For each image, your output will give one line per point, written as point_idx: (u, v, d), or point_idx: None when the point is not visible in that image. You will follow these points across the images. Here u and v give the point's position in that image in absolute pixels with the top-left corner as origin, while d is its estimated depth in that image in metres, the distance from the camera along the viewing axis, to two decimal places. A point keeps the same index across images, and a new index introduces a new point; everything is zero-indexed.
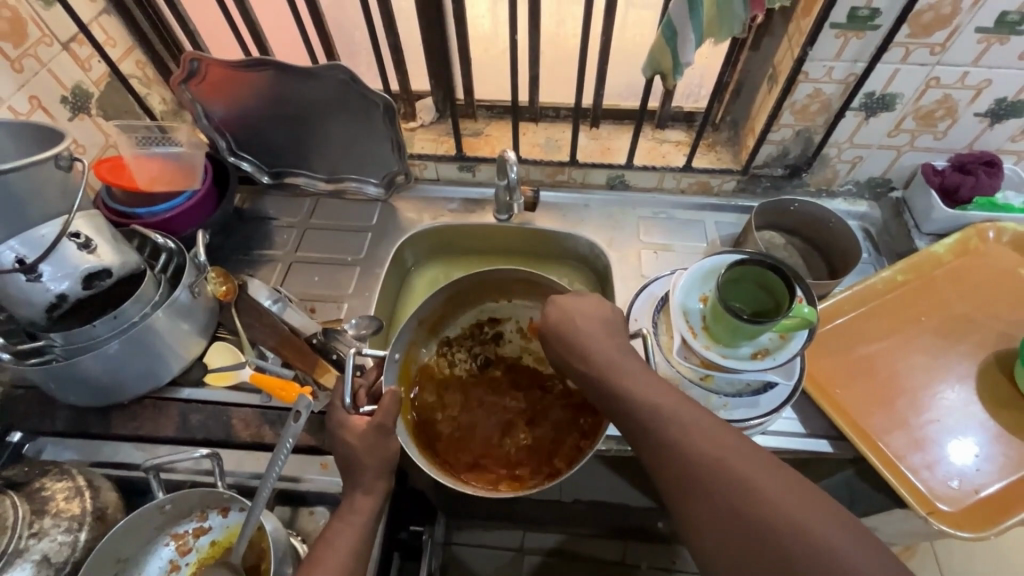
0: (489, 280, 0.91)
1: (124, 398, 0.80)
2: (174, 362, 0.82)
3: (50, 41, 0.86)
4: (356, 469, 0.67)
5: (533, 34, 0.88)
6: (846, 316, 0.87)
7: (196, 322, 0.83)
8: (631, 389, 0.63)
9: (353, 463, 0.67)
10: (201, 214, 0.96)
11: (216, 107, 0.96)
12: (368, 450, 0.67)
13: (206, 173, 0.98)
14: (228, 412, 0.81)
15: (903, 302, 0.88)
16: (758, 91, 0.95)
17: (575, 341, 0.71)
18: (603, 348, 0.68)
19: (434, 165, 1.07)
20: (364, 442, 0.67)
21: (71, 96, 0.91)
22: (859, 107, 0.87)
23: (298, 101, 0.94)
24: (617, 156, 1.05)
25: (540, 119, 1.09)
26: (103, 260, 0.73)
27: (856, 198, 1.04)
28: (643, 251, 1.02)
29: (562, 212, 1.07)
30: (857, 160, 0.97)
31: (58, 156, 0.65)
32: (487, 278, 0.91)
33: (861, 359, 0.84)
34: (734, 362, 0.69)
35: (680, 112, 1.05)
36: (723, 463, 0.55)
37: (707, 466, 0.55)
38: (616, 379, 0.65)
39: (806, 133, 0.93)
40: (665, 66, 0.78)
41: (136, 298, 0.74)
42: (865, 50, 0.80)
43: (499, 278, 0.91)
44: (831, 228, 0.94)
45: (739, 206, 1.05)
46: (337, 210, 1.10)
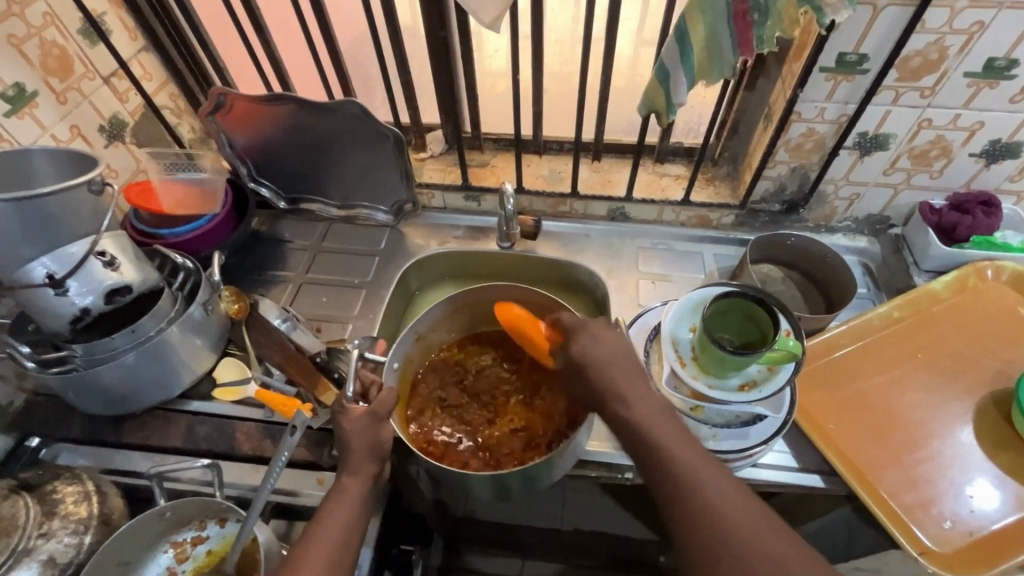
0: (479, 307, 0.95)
1: (136, 408, 0.84)
2: (185, 375, 0.87)
3: (93, 75, 0.94)
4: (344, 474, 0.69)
5: (536, 74, 0.93)
6: (844, 349, 0.87)
7: (208, 338, 0.89)
8: (669, 444, 0.63)
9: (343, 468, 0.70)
10: (219, 236, 1.03)
11: (240, 136, 1.03)
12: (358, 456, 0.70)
13: (225, 196, 1.04)
14: (232, 425, 0.84)
15: (899, 338, 0.87)
16: (754, 129, 0.98)
17: (604, 385, 0.69)
18: (635, 386, 0.68)
19: (442, 193, 1.12)
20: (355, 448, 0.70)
21: (108, 125, 0.99)
22: (852, 145, 0.89)
23: (316, 133, 1.00)
24: (616, 189, 1.09)
25: (543, 152, 1.13)
26: (125, 277, 0.78)
27: (855, 233, 1.05)
28: (641, 281, 1.04)
29: (564, 241, 1.11)
30: (855, 197, 0.99)
31: (91, 181, 0.71)
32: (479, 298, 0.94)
33: (857, 390, 0.84)
34: (721, 394, 0.70)
35: (680, 148, 1.09)
36: (751, 532, 0.56)
37: (731, 536, 0.56)
38: (657, 430, 0.64)
39: (801, 169, 0.95)
40: (659, 105, 0.81)
41: (153, 314, 0.79)
42: (855, 93, 0.82)
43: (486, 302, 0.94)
44: (828, 263, 0.95)
45: (737, 238, 1.07)
46: (348, 234, 1.15)
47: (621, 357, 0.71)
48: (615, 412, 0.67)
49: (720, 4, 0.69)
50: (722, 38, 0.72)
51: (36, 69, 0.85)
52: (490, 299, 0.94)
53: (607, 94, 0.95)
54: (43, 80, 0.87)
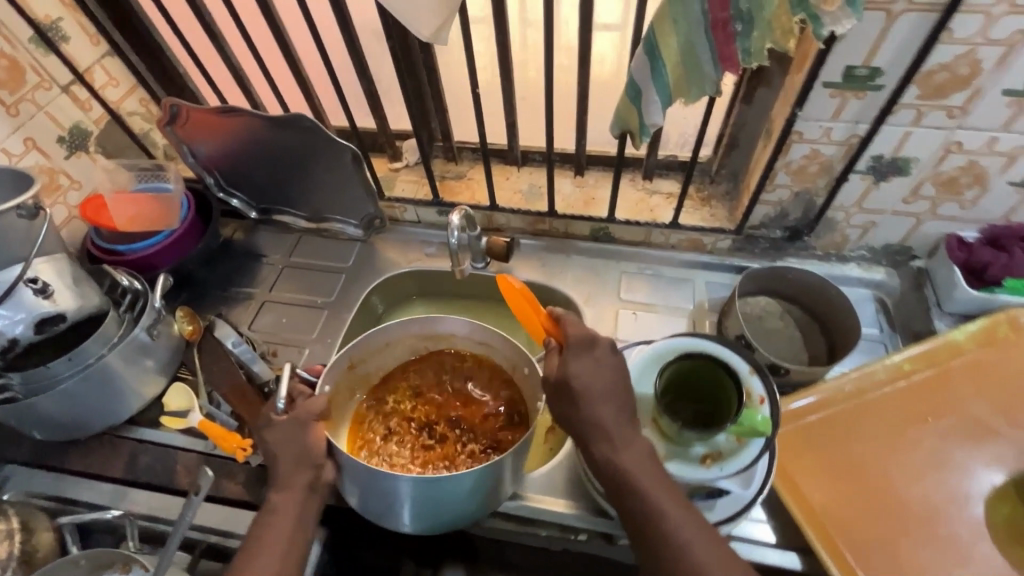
0: (409, 337, 0.82)
1: (81, 434, 0.82)
2: (132, 400, 0.84)
3: (49, 85, 0.91)
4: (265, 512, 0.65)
5: (506, 84, 0.85)
6: (841, 406, 0.76)
7: (157, 360, 0.86)
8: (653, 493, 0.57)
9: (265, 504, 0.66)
10: (180, 251, 0.99)
11: (201, 146, 0.96)
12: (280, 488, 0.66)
13: (185, 209, 1.00)
14: (173, 456, 0.81)
15: (908, 398, 0.76)
16: (754, 146, 0.87)
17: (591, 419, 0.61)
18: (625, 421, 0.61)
19: (414, 208, 1.05)
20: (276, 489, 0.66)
21: (68, 136, 0.96)
22: (865, 170, 0.77)
23: (282, 149, 0.94)
24: (599, 208, 0.99)
25: (524, 164, 1.04)
26: (59, 305, 0.75)
27: (871, 264, 0.92)
28: (621, 311, 0.95)
29: (541, 261, 1.01)
30: (869, 226, 0.86)
31: (19, 206, 0.69)
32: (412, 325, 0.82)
33: (850, 458, 0.73)
34: (677, 468, 0.62)
35: (673, 162, 0.98)
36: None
37: None
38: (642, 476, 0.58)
39: (806, 195, 0.83)
40: (632, 125, 0.71)
41: (96, 338, 0.76)
42: (868, 111, 0.70)
43: (419, 332, 0.82)
44: (832, 301, 0.84)
45: (734, 265, 0.96)
46: (318, 248, 1.10)
47: (611, 386, 0.62)
48: (597, 448, 0.60)
49: (695, 13, 0.59)
50: (699, 51, 0.62)
51: None
52: (421, 329, 0.82)
53: (585, 105, 0.85)
54: None
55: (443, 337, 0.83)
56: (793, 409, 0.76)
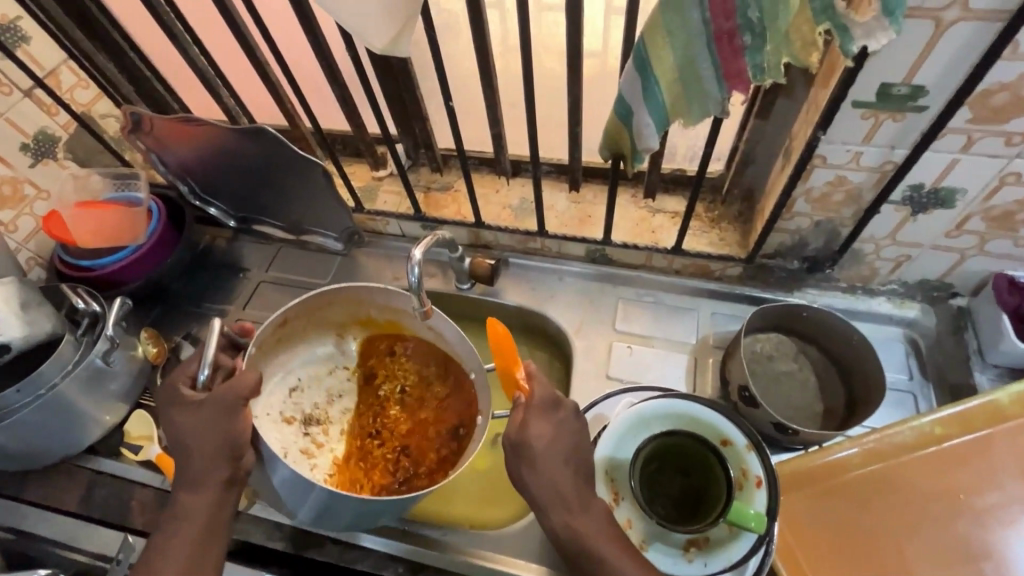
0: (360, 309, 0.79)
1: (39, 463, 0.78)
2: (93, 428, 0.80)
3: (10, 90, 0.84)
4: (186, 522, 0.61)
5: (490, 93, 0.75)
6: (856, 472, 0.68)
7: (120, 384, 0.81)
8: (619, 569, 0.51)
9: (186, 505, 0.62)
10: (146, 268, 0.92)
11: (172, 152, 0.88)
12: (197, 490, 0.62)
13: (154, 222, 0.93)
14: (131, 490, 0.78)
15: (933, 465, 0.67)
16: (772, 165, 0.76)
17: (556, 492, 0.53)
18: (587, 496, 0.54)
19: (396, 222, 0.97)
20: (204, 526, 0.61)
21: (34, 143, 0.89)
22: (900, 200, 0.66)
23: (252, 163, 0.88)
24: (596, 227, 0.89)
25: (516, 175, 0.95)
26: (3, 335, 0.71)
27: (904, 299, 0.81)
28: (616, 344, 0.85)
29: (530, 283, 0.92)
30: (903, 259, 0.75)
31: None
32: (371, 301, 0.78)
33: (860, 533, 0.65)
34: (653, 555, 0.54)
35: (680, 177, 0.87)
36: None
37: None
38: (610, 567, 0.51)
39: (828, 224, 0.73)
40: (624, 148, 0.62)
41: (53, 360, 0.72)
42: (905, 135, 0.59)
43: (374, 307, 0.79)
44: (852, 346, 0.74)
45: (744, 295, 0.86)
46: (298, 261, 1.02)
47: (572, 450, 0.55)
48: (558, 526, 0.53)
49: (696, 22, 0.49)
50: (700, 67, 0.51)
51: None
52: (380, 305, 0.78)
53: (577, 117, 0.75)
54: None
55: (395, 318, 0.79)
56: (805, 468, 0.68)
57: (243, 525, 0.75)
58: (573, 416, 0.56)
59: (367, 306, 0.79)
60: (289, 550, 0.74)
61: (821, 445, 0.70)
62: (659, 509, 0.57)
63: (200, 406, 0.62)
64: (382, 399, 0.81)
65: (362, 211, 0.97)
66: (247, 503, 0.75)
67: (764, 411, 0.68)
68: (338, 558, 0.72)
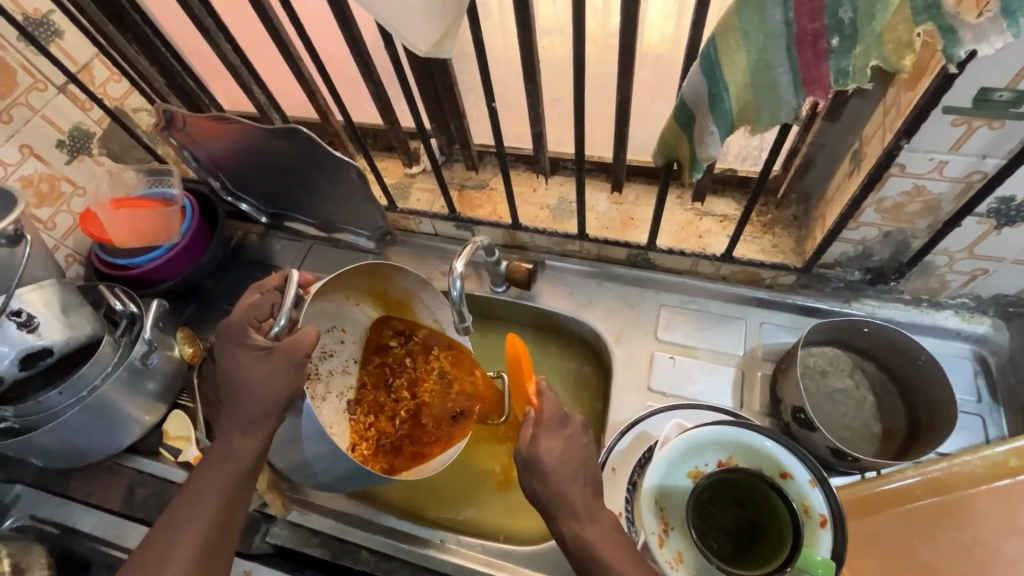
0: (382, 283, 0.77)
1: (82, 462, 0.79)
2: (133, 428, 0.80)
3: (45, 86, 0.83)
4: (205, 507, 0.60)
5: (535, 92, 0.70)
6: (918, 502, 0.64)
7: (157, 386, 0.81)
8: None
9: (197, 487, 0.61)
10: (181, 266, 0.92)
11: (203, 147, 0.86)
12: (215, 470, 0.62)
13: (188, 219, 0.92)
14: (171, 491, 0.79)
15: (1001, 499, 0.64)
16: (837, 168, 0.70)
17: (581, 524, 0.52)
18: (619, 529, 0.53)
19: (429, 221, 0.94)
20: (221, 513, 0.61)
21: (69, 139, 0.88)
22: (985, 213, 0.60)
23: (283, 160, 0.85)
24: (639, 231, 0.85)
25: (555, 173, 0.91)
26: (45, 338, 0.71)
27: (974, 313, 0.75)
28: (657, 354, 0.81)
29: (568, 286, 0.89)
30: (979, 273, 0.69)
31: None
32: (400, 282, 0.77)
33: (924, 566, 0.62)
34: None
35: (732, 177, 0.82)
36: None
37: None
38: None
39: (898, 235, 0.67)
40: (682, 155, 0.57)
41: (92, 363, 0.72)
42: (1001, 144, 0.53)
43: (396, 286, 0.78)
44: (917, 365, 0.69)
45: (798, 305, 0.81)
46: (329, 258, 1.00)
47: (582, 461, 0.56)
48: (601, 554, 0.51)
49: (776, 23, 0.44)
50: (776, 70, 0.47)
51: None
52: (406, 286, 0.78)
53: (627, 117, 0.70)
54: None
55: (413, 299, 0.79)
56: (862, 496, 0.65)
57: (279, 529, 0.75)
58: (582, 435, 0.57)
59: (390, 282, 0.77)
60: (325, 557, 0.74)
61: (879, 472, 0.66)
62: (711, 542, 0.54)
63: (268, 356, 0.63)
64: (381, 366, 0.80)
65: (395, 210, 0.94)
66: (283, 510, 0.75)
67: (820, 436, 0.65)
68: (375, 566, 0.72)
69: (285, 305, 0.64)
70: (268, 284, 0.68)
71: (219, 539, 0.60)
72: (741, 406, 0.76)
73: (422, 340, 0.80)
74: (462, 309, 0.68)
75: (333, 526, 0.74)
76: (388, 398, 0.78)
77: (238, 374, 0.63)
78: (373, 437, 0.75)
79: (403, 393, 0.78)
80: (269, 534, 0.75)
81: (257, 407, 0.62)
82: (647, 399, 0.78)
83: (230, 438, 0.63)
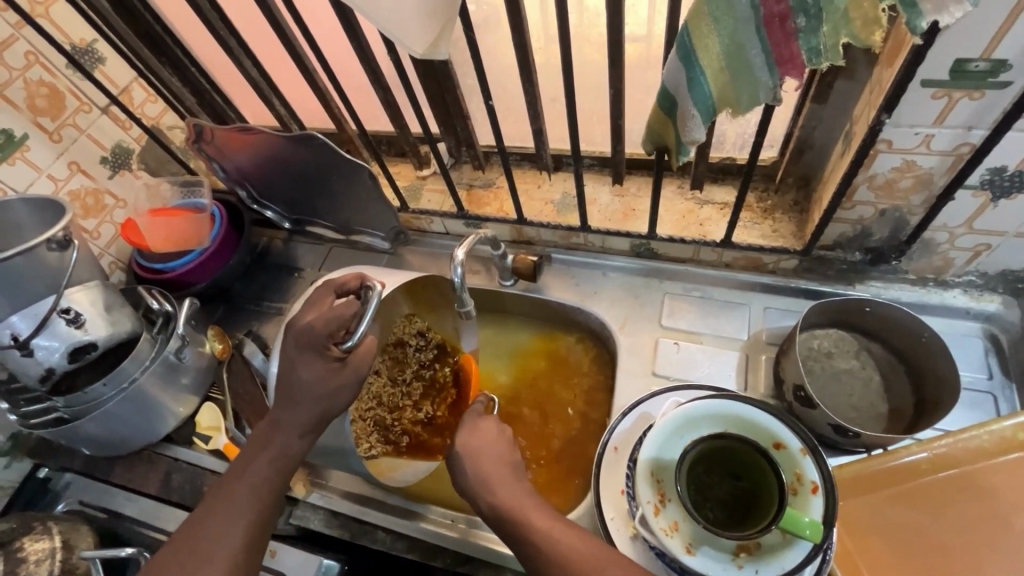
0: (423, 285, 0.82)
1: (124, 451, 0.85)
2: (169, 419, 0.86)
3: (89, 108, 0.92)
4: (246, 502, 0.61)
5: (531, 89, 0.74)
6: (923, 479, 0.64)
7: (191, 379, 0.87)
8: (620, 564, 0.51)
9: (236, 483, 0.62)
10: (211, 270, 0.98)
11: (231, 160, 0.93)
12: (254, 466, 0.63)
13: (217, 225, 0.99)
14: (203, 478, 0.84)
15: (1008, 473, 0.63)
16: (832, 151, 0.72)
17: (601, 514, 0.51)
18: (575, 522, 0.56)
19: (440, 220, 0.98)
20: (262, 510, 0.62)
21: (111, 156, 0.96)
22: (978, 185, 0.60)
23: (303, 166, 0.91)
24: (640, 221, 0.87)
25: (559, 169, 0.94)
26: (90, 334, 0.79)
27: (982, 291, 0.74)
28: (661, 341, 0.83)
29: (574, 278, 0.91)
30: (982, 249, 0.69)
31: (50, 238, 0.71)
32: (443, 288, 0.82)
33: (930, 543, 0.61)
34: (702, 561, 0.53)
35: (730, 165, 0.84)
36: None
37: None
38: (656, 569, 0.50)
39: (895, 213, 0.68)
40: (669, 141, 0.60)
41: (133, 357, 0.79)
42: (985, 115, 0.54)
43: (436, 289, 0.83)
44: (921, 343, 0.70)
45: (802, 289, 0.81)
46: (349, 260, 1.05)
47: (509, 453, 0.61)
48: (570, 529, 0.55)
49: (743, 7, 0.46)
50: (748, 52, 0.49)
51: (24, 112, 0.84)
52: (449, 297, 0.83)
53: (620, 109, 0.73)
54: (33, 121, 0.85)
55: (447, 304, 0.84)
56: (866, 473, 0.65)
57: (301, 512, 0.79)
58: None
59: (436, 288, 0.82)
60: (344, 538, 0.78)
61: (887, 449, 0.66)
62: (707, 513, 0.56)
63: (340, 369, 0.63)
64: (397, 361, 0.84)
65: (407, 211, 0.99)
66: (304, 491, 0.79)
67: (821, 413, 0.65)
68: (390, 546, 0.75)
69: (365, 322, 0.63)
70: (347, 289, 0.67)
71: (261, 531, 0.62)
72: (746, 388, 0.77)
73: (441, 350, 0.85)
74: (462, 296, 0.72)
75: (353, 508, 0.78)
76: (401, 392, 0.83)
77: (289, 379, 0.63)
78: (377, 424, 0.80)
79: (410, 390, 0.83)
80: (293, 517, 0.79)
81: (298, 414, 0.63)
82: (652, 384, 0.80)
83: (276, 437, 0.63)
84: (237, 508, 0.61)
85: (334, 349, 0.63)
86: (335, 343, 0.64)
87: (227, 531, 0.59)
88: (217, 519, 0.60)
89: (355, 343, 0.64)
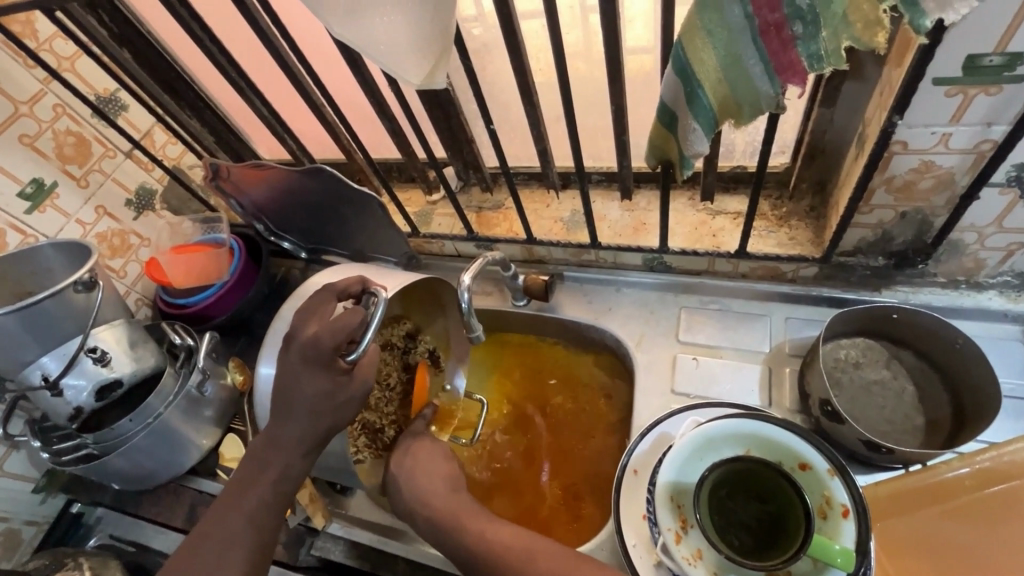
0: (417, 284, 0.79)
1: (151, 484, 0.87)
2: (193, 452, 0.87)
3: (114, 153, 0.96)
4: (257, 538, 0.62)
5: (532, 109, 0.74)
6: (968, 496, 0.60)
7: (213, 412, 0.89)
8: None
9: (234, 514, 0.62)
10: (233, 302, 0.99)
11: (248, 195, 0.92)
12: (248, 494, 0.63)
13: (235, 259, 1.01)
14: None
15: None
16: (847, 154, 0.70)
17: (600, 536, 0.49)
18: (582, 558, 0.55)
19: (451, 243, 0.98)
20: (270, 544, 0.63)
21: (135, 198, 1.00)
22: (1004, 182, 0.57)
23: (318, 198, 0.91)
24: (652, 235, 0.86)
25: (567, 187, 0.94)
26: (116, 371, 0.81)
27: (1020, 292, 0.70)
28: (680, 356, 0.80)
29: (588, 296, 0.90)
30: (1016, 247, 0.65)
31: (77, 280, 0.74)
32: (435, 289, 0.81)
33: (980, 565, 0.57)
34: None
35: (740, 175, 0.82)
36: None
37: None
38: None
39: (917, 215, 0.65)
40: (672, 156, 0.58)
41: (157, 394, 0.81)
42: (1004, 110, 0.52)
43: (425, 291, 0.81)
44: (955, 350, 0.66)
45: (823, 298, 0.79)
46: None
47: None
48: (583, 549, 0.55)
49: (737, 18, 0.46)
50: (746, 62, 0.47)
51: (53, 161, 0.88)
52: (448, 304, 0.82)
53: (623, 125, 0.73)
54: (61, 169, 0.90)
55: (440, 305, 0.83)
56: (904, 492, 0.61)
57: (322, 542, 0.79)
58: None
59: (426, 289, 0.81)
60: (364, 567, 0.77)
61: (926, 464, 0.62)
62: (732, 540, 0.53)
63: (346, 382, 0.61)
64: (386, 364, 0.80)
65: (417, 235, 1.00)
66: (324, 522, 0.79)
67: (849, 427, 0.62)
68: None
69: (371, 331, 0.60)
70: (347, 291, 0.64)
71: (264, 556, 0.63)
72: (771, 403, 0.74)
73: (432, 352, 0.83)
74: (470, 320, 0.72)
75: (371, 538, 0.77)
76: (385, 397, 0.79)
77: (290, 397, 0.61)
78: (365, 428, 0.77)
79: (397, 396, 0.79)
80: (314, 547, 0.79)
81: (306, 447, 0.63)
82: (672, 402, 0.77)
83: (291, 469, 0.63)
84: (247, 544, 0.62)
85: (342, 362, 0.61)
86: (341, 354, 0.61)
87: (240, 571, 0.60)
88: (233, 558, 0.61)
89: (360, 356, 0.61)
